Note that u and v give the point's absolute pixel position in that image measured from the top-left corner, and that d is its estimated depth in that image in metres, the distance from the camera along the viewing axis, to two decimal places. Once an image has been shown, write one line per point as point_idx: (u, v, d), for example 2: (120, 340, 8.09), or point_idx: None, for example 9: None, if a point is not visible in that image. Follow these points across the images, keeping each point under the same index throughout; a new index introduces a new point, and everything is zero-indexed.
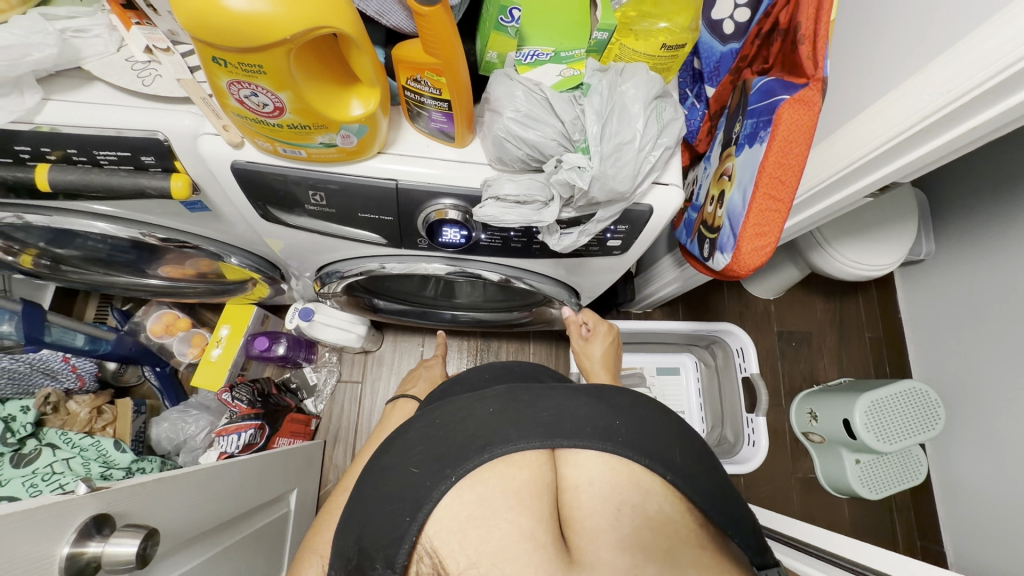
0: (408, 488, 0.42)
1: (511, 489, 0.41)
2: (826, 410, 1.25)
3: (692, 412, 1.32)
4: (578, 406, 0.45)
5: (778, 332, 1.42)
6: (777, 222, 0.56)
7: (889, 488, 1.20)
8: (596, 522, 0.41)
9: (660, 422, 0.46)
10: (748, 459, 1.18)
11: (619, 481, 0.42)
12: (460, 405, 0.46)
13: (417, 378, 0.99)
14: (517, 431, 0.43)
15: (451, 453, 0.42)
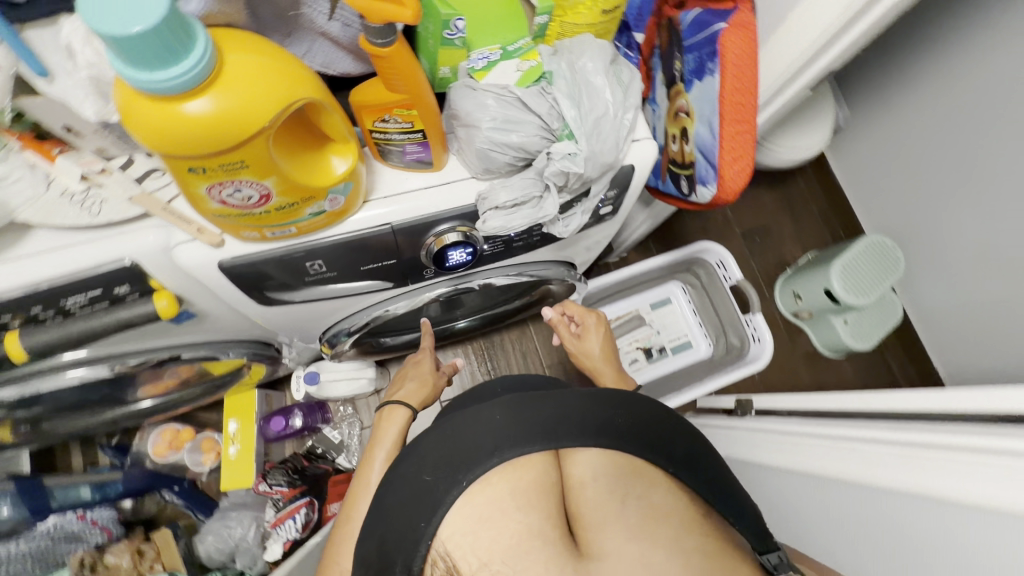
0: (421, 496, 0.42)
1: (519, 491, 0.43)
2: (807, 287, 1.36)
3: (695, 332, 1.39)
4: (585, 401, 0.45)
5: (742, 234, 1.51)
6: (746, 144, 0.61)
7: (875, 335, 1.33)
8: (601, 516, 0.42)
9: (656, 413, 0.47)
10: (759, 355, 1.27)
11: (623, 471, 0.44)
12: (450, 417, 0.46)
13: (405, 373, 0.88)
14: (522, 433, 0.43)
15: (464, 460, 0.43)
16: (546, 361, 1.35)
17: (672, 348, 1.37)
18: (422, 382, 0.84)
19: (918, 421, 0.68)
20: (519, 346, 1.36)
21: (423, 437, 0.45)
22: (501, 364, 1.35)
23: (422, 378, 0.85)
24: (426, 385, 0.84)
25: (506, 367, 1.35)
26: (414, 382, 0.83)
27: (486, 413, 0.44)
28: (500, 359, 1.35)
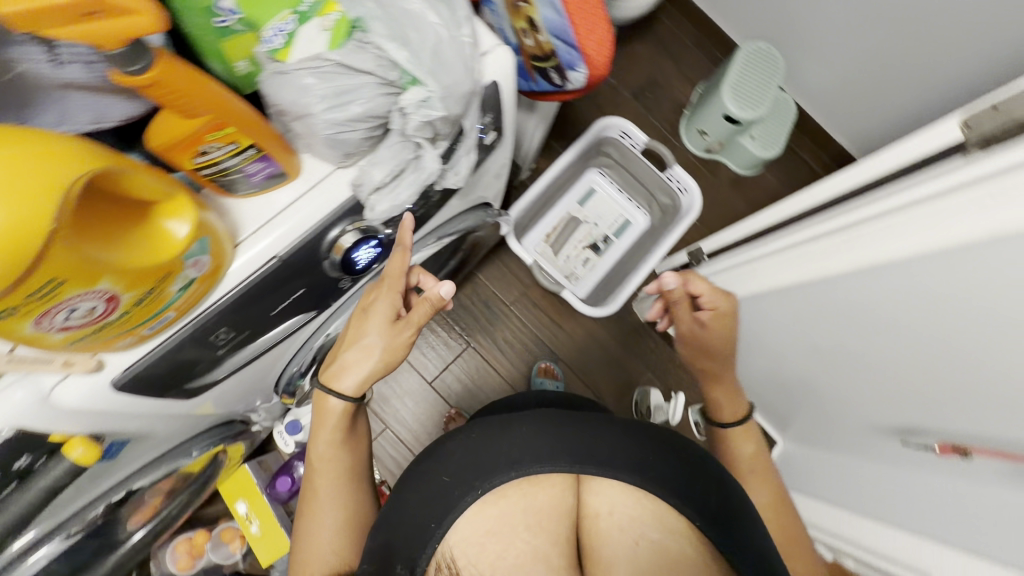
0: (439, 494, 0.51)
1: (532, 510, 0.51)
2: (709, 120, 1.38)
3: (628, 209, 1.40)
4: (616, 440, 0.53)
5: (632, 96, 1.49)
6: (593, 12, 0.60)
7: (782, 136, 1.38)
8: (609, 549, 0.50)
9: (687, 457, 0.54)
10: (691, 204, 1.28)
11: (640, 514, 0.51)
12: (476, 429, 0.55)
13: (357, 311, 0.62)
14: (549, 451, 0.52)
15: (482, 470, 0.51)
16: (508, 299, 1.35)
17: (614, 233, 1.39)
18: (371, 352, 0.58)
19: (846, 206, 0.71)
20: (478, 298, 1.34)
21: (446, 452, 0.54)
22: (468, 322, 1.33)
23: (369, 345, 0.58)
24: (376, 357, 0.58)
25: (474, 323, 1.33)
26: (356, 351, 0.58)
27: (514, 431, 0.54)
28: (466, 318, 1.33)
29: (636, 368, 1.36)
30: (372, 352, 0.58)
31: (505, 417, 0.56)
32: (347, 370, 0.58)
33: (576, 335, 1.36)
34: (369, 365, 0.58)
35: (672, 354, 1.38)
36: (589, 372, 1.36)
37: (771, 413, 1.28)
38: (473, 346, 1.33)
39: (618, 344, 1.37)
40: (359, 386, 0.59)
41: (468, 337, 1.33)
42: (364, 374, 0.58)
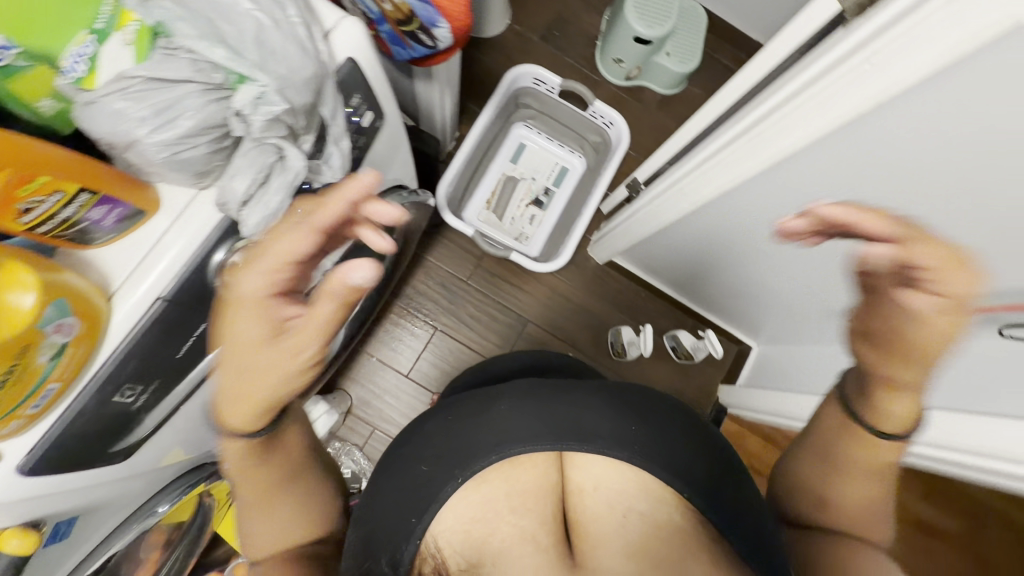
0: (421, 486, 0.58)
1: (517, 491, 0.58)
2: (620, 46, 1.34)
3: (561, 155, 1.37)
4: (602, 415, 0.60)
5: (541, 40, 1.44)
6: None
7: (698, 47, 1.35)
8: (597, 524, 0.57)
9: (671, 427, 0.61)
10: (620, 136, 1.28)
11: (625, 488, 0.57)
12: (457, 424, 0.62)
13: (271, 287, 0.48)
14: (527, 433, 0.59)
15: (465, 459, 0.58)
16: (464, 275, 1.33)
17: (554, 183, 1.37)
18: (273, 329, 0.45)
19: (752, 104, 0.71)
20: (433, 281, 1.32)
21: (426, 450, 0.61)
22: (430, 307, 1.32)
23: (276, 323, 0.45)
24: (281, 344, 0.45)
25: (436, 306, 1.32)
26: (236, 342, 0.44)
27: (501, 411, 0.61)
28: (426, 304, 1.31)
29: (604, 311, 1.37)
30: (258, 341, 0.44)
31: (487, 404, 0.63)
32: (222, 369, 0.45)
33: (538, 294, 1.36)
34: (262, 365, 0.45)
35: (636, 288, 1.39)
36: (560, 326, 1.36)
37: (739, 319, 1.32)
38: (440, 329, 1.32)
39: (582, 292, 1.37)
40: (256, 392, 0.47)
41: (434, 321, 1.32)
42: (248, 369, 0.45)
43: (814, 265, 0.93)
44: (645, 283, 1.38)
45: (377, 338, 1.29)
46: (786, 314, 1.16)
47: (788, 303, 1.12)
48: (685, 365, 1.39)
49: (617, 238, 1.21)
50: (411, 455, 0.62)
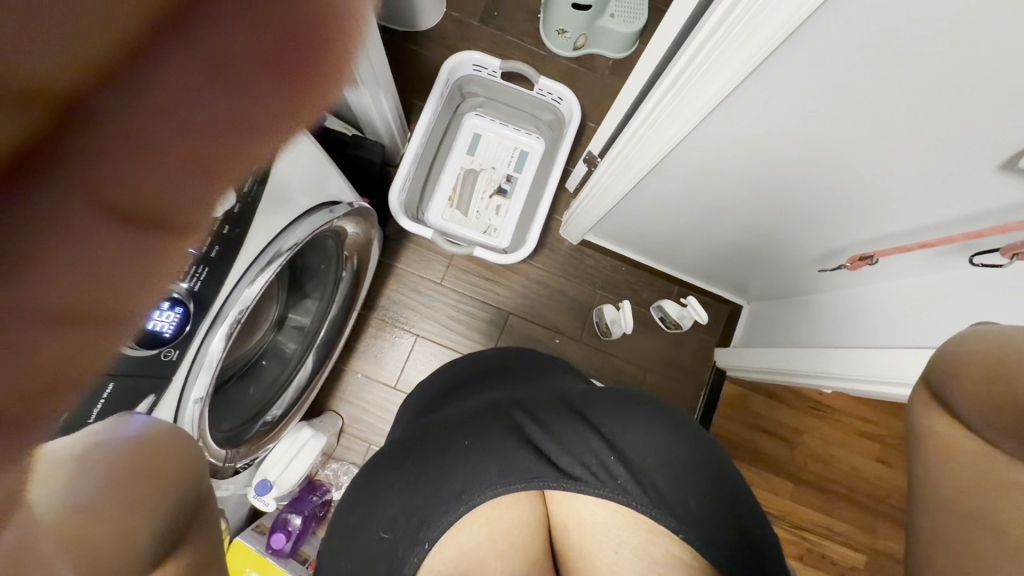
0: (387, 545, 0.60)
1: (506, 535, 0.66)
2: (561, 16, 1.30)
3: (517, 139, 1.33)
4: (580, 446, 0.63)
5: (480, 22, 1.38)
6: None
7: (642, 5, 1.31)
8: (588, 558, 0.66)
9: (654, 447, 0.63)
10: (571, 109, 1.23)
11: (609, 522, 0.65)
12: (416, 465, 0.62)
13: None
14: (494, 479, 0.61)
15: (437, 509, 0.60)
16: (437, 277, 1.30)
17: (515, 169, 1.33)
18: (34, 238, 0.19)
19: (668, 72, 0.70)
20: (406, 289, 1.29)
21: (386, 496, 0.61)
22: (408, 315, 1.29)
23: (30, 235, 0.19)
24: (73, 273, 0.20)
25: (413, 313, 1.29)
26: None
27: (467, 451, 0.62)
28: (404, 313, 1.29)
29: (586, 292, 1.34)
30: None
31: (449, 435, 0.64)
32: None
33: (515, 285, 1.33)
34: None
35: (614, 263, 1.35)
36: (543, 314, 1.33)
37: (723, 279, 1.28)
38: (421, 335, 1.29)
39: (560, 275, 1.34)
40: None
41: (414, 329, 1.29)
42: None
43: (783, 213, 0.89)
44: (622, 257, 1.34)
45: (358, 355, 1.27)
46: (767, 266, 1.12)
47: (767, 255, 1.07)
48: (676, 334, 1.36)
49: (583, 215, 1.17)
50: (376, 497, 0.62)
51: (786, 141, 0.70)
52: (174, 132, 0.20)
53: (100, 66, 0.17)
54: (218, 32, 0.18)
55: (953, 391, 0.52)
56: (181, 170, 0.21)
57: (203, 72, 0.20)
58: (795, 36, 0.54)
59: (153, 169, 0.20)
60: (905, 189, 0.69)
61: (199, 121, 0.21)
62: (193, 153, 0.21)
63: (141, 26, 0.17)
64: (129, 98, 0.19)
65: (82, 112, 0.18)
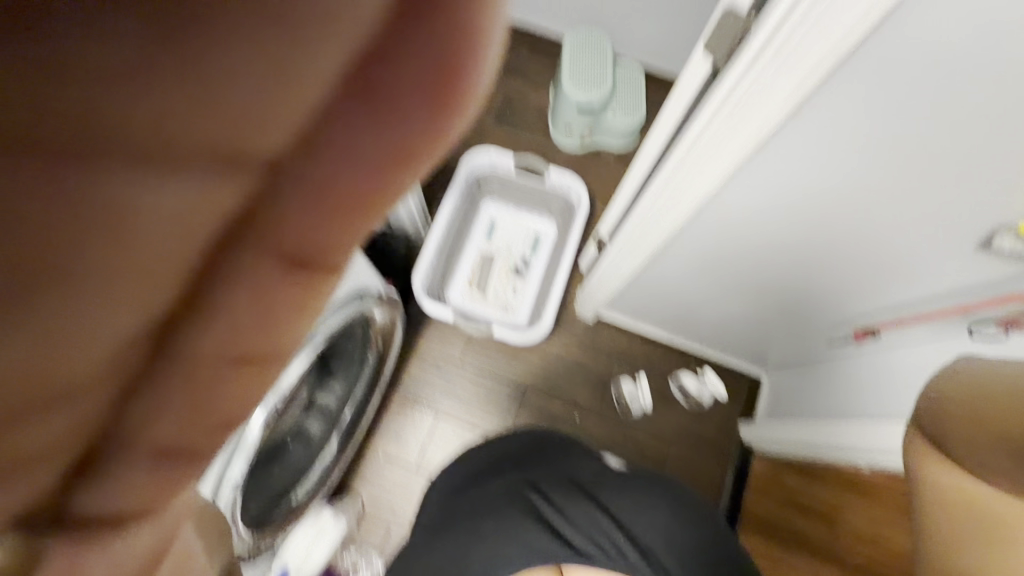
0: None
1: None
2: (567, 115, 1.44)
3: (531, 221, 1.43)
4: (592, 525, 0.65)
5: (495, 121, 1.54)
6: None
7: (639, 101, 1.46)
8: None
9: (662, 521, 0.65)
10: (580, 194, 1.33)
11: None
12: (443, 546, 0.66)
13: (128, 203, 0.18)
14: (514, 557, 0.63)
15: None
16: (457, 354, 1.35)
17: (531, 251, 1.41)
18: (234, 256, 0.23)
19: (664, 168, 0.75)
20: (428, 367, 1.33)
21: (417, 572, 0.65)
22: (429, 392, 1.32)
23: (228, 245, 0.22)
24: (261, 284, 0.24)
25: (434, 390, 1.32)
26: (66, 303, 0.19)
27: (491, 533, 0.64)
28: (425, 391, 1.32)
29: (603, 365, 1.36)
30: (177, 283, 0.22)
31: (473, 516, 0.66)
32: (68, 359, 0.21)
33: (533, 360, 1.36)
34: (161, 293, 0.22)
35: (629, 336, 1.38)
36: (562, 388, 1.35)
37: (738, 349, 1.29)
38: (442, 413, 1.31)
39: (576, 349, 1.37)
40: (120, 348, 0.23)
41: (434, 407, 1.31)
42: (124, 327, 0.22)
43: (786, 284, 0.93)
44: (636, 329, 1.37)
45: (380, 434, 1.28)
46: (779, 335, 1.14)
47: (777, 324, 1.10)
48: (696, 406, 1.35)
49: (597, 291, 1.22)
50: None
51: (778, 221, 0.76)
52: (346, 176, 0.21)
53: (272, 124, 0.18)
54: (383, 73, 0.18)
55: (947, 438, 0.47)
56: (353, 197, 0.22)
57: (374, 119, 0.20)
58: (777, 131, 0.61)
59: (329, 205, 0.22)
60: (898, 260, 0.74)
61: (368, 163, 0.21)
62: (359, 193, 0.22)
63: (301, 72, 0.17)
64: (309, 148, 0.20)
65: (277, 161, 0.20)
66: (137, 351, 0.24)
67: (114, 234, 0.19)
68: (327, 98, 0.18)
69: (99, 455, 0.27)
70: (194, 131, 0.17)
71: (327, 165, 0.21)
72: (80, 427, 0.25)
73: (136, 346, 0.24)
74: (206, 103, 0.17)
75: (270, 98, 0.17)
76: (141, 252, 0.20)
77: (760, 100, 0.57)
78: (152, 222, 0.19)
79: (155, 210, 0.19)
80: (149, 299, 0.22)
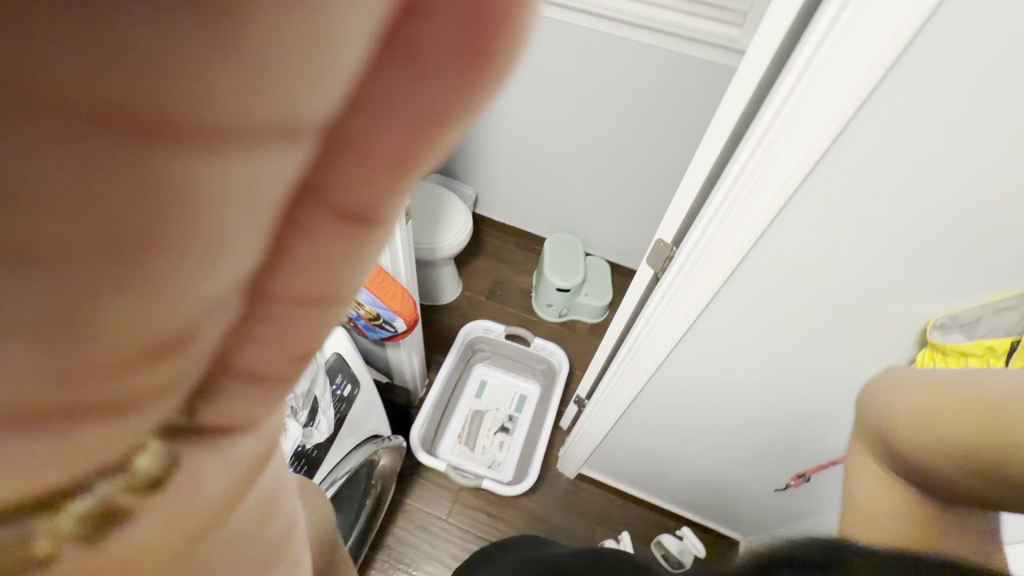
0: None
1: None
2: (547, 296, 1.75)
3: (517, 383, 1.61)
4: None
5: (486, 298, 1.83)
6: (393, 284, 0.90)
7: (606, 287, 1.80)
8: None
9: None
10: (561, 361, 1.54)
11: None
12: None
13: (128, 225, 0.11)
14: None
15: None
16: (443, 513, 1.37)
17: (516, 409, 1.56)
18: (294, 259, 0.14)
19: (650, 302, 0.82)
20: (413, 526, 1.34)
21: None
22: (412, 555, 1.31)
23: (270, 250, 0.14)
24: (328, 267, 0.15)
25: (417, 552, 1.31)
26: (76, 389, 0.13)
27: None
28: (408, 552, 1.31)
29: (584, 528, 1.39)
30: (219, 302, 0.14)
31: None
32: (84, 432, 0.14)
33: (516, 520, 1.39)
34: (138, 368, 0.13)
35: (607, 496, 1.44)
36: None
37: (712, 510, 1.36)
38: None
39: (558, 509, 1.41)
40: (147, 402, 0.15)
41: (416, 571, 1.29)
42: (130, 390, 0.14)
43: (736, 441, 1.09)
44: (614, 489, 1.44)
45: None
46: (743, 492, 1.24)
47: (738, 481, 1.21)
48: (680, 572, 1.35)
49: (577, 449, 1.33)
50: None
51: (718, 385, 0.96)
52: (419, 116, 0.13)
53: (318, 75, 0.11)
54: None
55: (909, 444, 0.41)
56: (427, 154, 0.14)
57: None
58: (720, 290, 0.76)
59: (409, 163, 0.14)
60: (815, 419, 0.92)
61: (452, 75, 0.12)
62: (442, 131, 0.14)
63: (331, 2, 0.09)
64: (366, 92, 0.12)
65: (331, 122, 0.12)
66: (190, 396, 0.16)
67: (122, 278, 0.11)
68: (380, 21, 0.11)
69: (165, 524, 0.18)
70: (192, 95, 0.10)
71: (395, 118, 0.13)
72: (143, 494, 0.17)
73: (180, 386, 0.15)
74: (220, 64, 0.09)
75: (304, 50, 0.10)
76: (201, 277, 0.12)
77: (689, 279, 0.75)
78: (193, 233, 0.12)
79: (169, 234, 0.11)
80: (156, 350, 0.13)
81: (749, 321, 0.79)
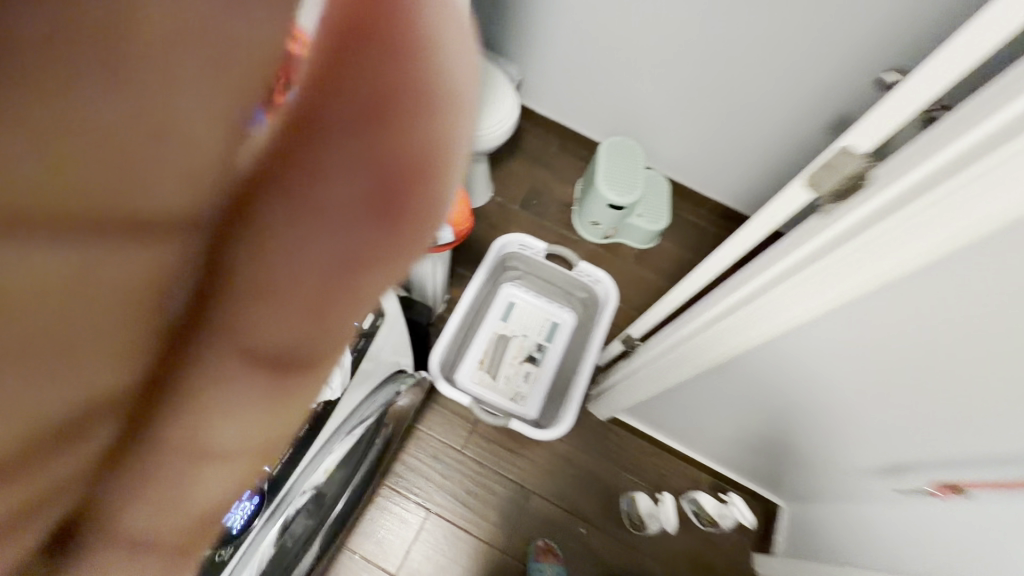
0: None
1: None
2: (595, 212, 1.48)
3: (550, 309, 1.40)
4: None
5: (521, 208, 1.56)
6: None
7: (664, 209, 1.52)
8: None
9: None
10: (608, 291, 1.29)
11: None
12: None
13: (153, 80, 0.21)
14: None
15: None
16: (458, 444, 1.22)
17: (546, 338, 1.37)
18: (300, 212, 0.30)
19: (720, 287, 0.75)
20: (425, 454, 1.20)
21: None
22: (423, 485, 1.18)
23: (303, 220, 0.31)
24: (327, 215, 0.30)
25: (428, 482, 1.18)
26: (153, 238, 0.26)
27: None
28: (418, 482, 1.18)
29: (612, 475, 1.26)
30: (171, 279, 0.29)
31: None
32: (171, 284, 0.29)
33: (538, 458, 1.25)
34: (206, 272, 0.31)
35: (642, 444, 1.30)
36: (565, 495, 1.23)
37: (759, 474, 1.22)
38: (434, 510, 1.16)
39: (587, 452, 1.27)
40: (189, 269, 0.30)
41: (426, 502, 1.16)
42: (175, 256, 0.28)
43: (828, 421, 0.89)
44: (648, 437, 1.30)
45: (359, 528, 1.12)
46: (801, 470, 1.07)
47: (803, 459, 1.04)
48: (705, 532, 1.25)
49: (620, 396, 1.15)
50: None
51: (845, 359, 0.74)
52: (369, 170, 0.29)
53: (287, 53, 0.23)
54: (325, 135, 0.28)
55: None
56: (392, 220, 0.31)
57: (341, 145, 0.29)
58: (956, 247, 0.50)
59: (367, 216, 0.31)
60: None
61: (394, 139, 0.28)
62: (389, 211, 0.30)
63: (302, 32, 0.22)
64: (338, 170, 0.29)
65: (318, 182, 0.30)
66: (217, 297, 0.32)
67: (182, 132, 0.23)
68: (347, 129, 0.28)
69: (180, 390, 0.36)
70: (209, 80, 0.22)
71: (348, 177, 0.30)
72: (118, 349, 0.30)
73: (166, 286, 0.30)
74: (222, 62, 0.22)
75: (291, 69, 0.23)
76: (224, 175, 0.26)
77: (921, 225, 0.48)
78: (179, 120, 0.23)
79: (141, 231, 0.25)
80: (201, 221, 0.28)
81: (962, 288, 0.54)
